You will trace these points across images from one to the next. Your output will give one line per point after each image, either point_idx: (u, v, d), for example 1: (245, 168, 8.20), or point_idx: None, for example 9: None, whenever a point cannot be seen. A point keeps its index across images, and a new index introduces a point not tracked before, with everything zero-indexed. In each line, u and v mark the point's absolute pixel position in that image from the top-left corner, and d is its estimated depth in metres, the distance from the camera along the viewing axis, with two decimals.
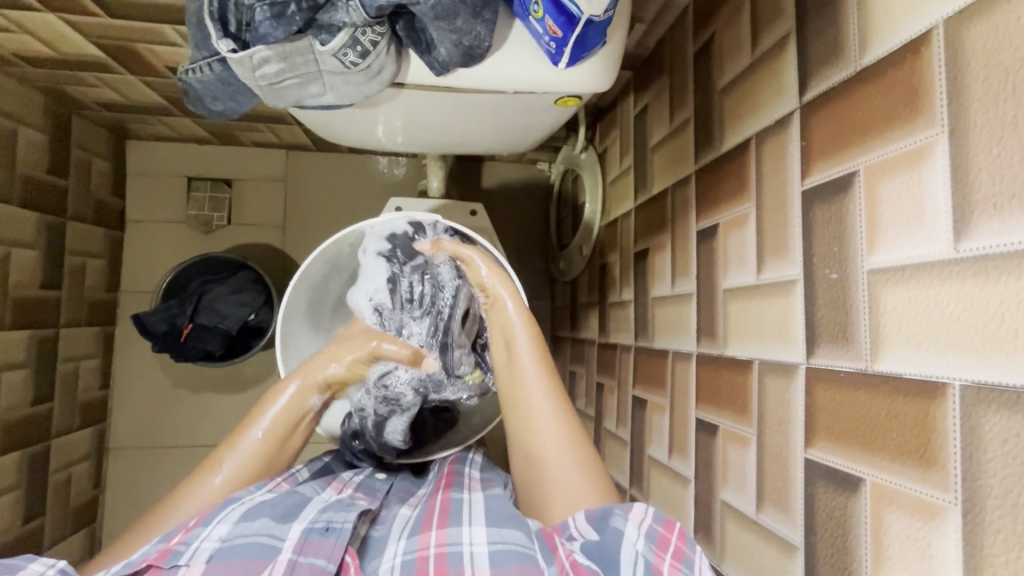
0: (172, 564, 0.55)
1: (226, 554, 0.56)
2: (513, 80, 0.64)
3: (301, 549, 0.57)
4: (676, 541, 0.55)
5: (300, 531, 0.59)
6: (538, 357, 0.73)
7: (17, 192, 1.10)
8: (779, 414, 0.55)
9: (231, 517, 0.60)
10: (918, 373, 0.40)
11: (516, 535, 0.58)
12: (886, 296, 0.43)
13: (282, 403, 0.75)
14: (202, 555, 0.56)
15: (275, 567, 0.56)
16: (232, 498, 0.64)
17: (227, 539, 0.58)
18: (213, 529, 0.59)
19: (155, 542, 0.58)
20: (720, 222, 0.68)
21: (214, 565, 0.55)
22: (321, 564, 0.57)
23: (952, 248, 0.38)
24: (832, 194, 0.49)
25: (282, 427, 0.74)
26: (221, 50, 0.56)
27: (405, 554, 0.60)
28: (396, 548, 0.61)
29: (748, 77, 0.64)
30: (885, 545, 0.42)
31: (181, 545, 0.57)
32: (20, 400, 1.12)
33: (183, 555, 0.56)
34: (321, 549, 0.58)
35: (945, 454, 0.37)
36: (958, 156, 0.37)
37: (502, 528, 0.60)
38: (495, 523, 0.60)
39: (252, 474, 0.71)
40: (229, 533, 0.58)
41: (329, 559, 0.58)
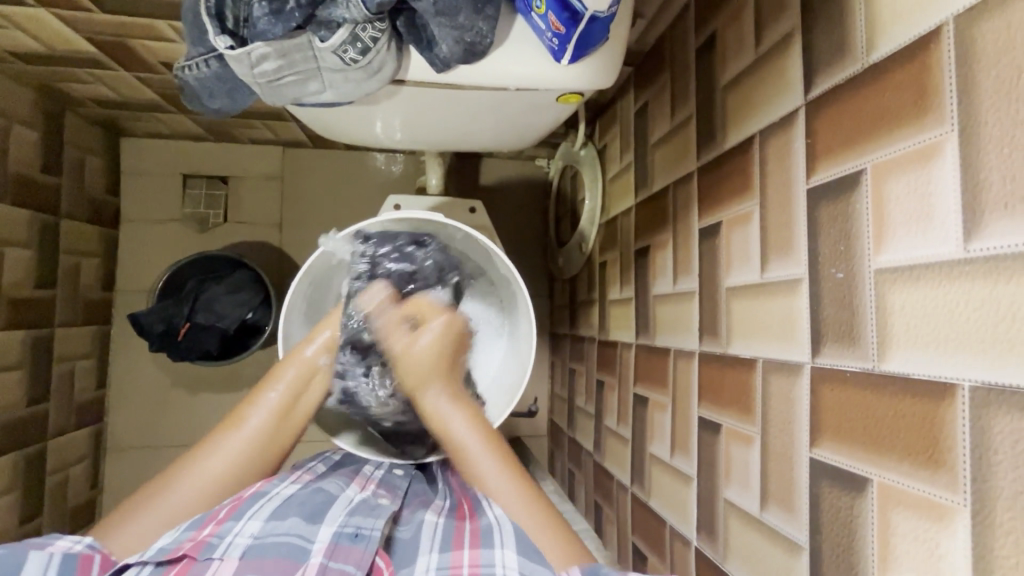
0: (207, 556, 0.54)
1: (258, 553, 0.55)
2: (514, 77, 0.63)
3: (332, 553, 0.57)
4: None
5: (331, 534, 0.59)
6: (475, 428, 0.70)
7: (11, 190, 1.09)
8: (783, 414, 0.55)
9: (262, 514, 0.60)
10: (927, 374, 0.39)
11: (545, 572, 0.55)
12: (893, 296, 0.43)
13: (296, 365, 0.75)
14: (235, 550, 0.55)
15: (307, 569, 0.54)
16: (260, 492, 0.64)
17: (259, 536, 0.57)
18: (246, 524, 0.59)
19: (187, 531, 0.58)
20: (723, 220, 0.67)
21: (248, 562, 0.54)
22: (351, 571, 0.56)
23: (961, 248, 0.37)
24: (838, 193, 0.49)
25: (298, 384, 0.75)
26: (219, 47, 0.55)
27: (437, 569, 0.58)
28: (427, 561, 0.60)
29: (752, 74, 0.63)
30: (891, 546, 0.42)
31: (213, 538, 0.56)
32: (16, 401, 1.11)
33: (216, 549, 0.55)
34: (351, 556, 0.57)
35: (954, 456, 0.37)
36: (968, 155, 0.37)
37: (532, 563, 0.56)
38: (526, 554, 0.57)
39: (272, 432, 0.71)
40: (260, 530, 0.58)
41: (358, 566, 0.57)
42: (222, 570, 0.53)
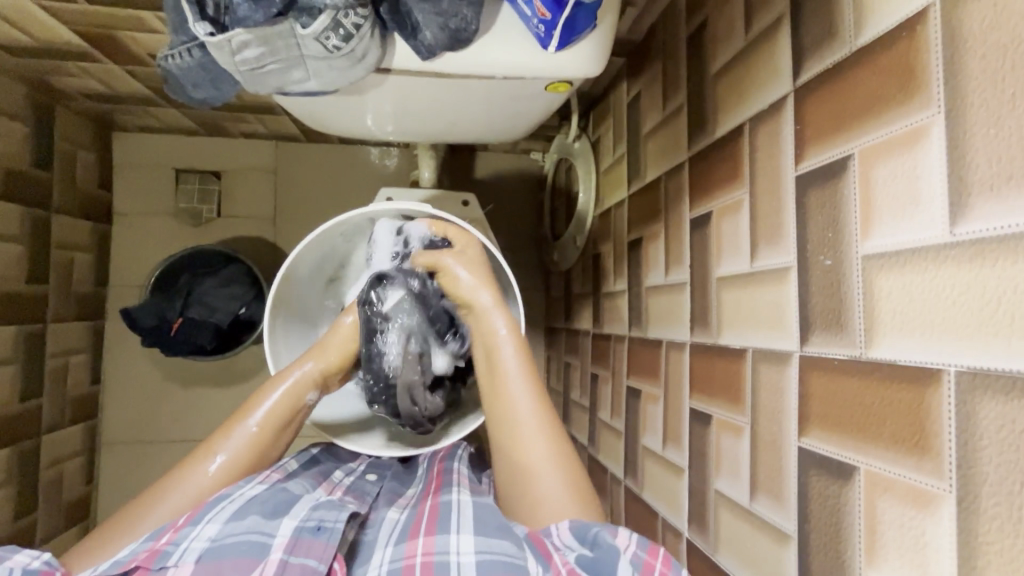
0: (161, 566, 0.54)
1: (215, 555, 0.55)
2: (501, 65, 0.63)
3: (293, 548, 0.56)
4: (661, 567, 0.52)
5: (293, 528, 0.58)
6: (518, 358, 0.72)
7: (1, 185, 1.08)
8: (773, 403, 0.54)
9: (221, 516, 0.59)
10: (913, 360, 0.39)
11: (503, 544, 0.56)
12: (881, 282, 0.42)
13: (275, 398, 0.73)
14: (190, 555, 0.55)
15: (266, 566, 0.54)
16: (221, 495, 0.63)
17: (215, 539, 0.57)
18: (202, 528, 0.58)
19: (144, 542, 0.58)
20: (714, 210, 0.67)
21: (204, 565, 0.54)
22: (312, 565, 0.55)
23: (948, 232, 0.37)
24: (826, 179, 0.48)
25: (278, 413, 0.72)
26: (199, 33, 0.55)
27: (391, 562, 0.57)
28: (382, 554, 0.60)
29: (742, 61, 0.63)
30: (878, 534, 0.42)
31: (169, 546, 0.56)
32: (8, 397, 1.11)
33: (171, 556, 0.55)
34: (313, 550, 0.57)
35: (940, 442, 0.37)
36: (955, 137, 0.36)
37: (492, 538, 0.57)
38: (484, 532, 0.58)
39: (245, 468, 0.70)
40: (218, 533, 0.57)
41: (320, 561, 0.56)
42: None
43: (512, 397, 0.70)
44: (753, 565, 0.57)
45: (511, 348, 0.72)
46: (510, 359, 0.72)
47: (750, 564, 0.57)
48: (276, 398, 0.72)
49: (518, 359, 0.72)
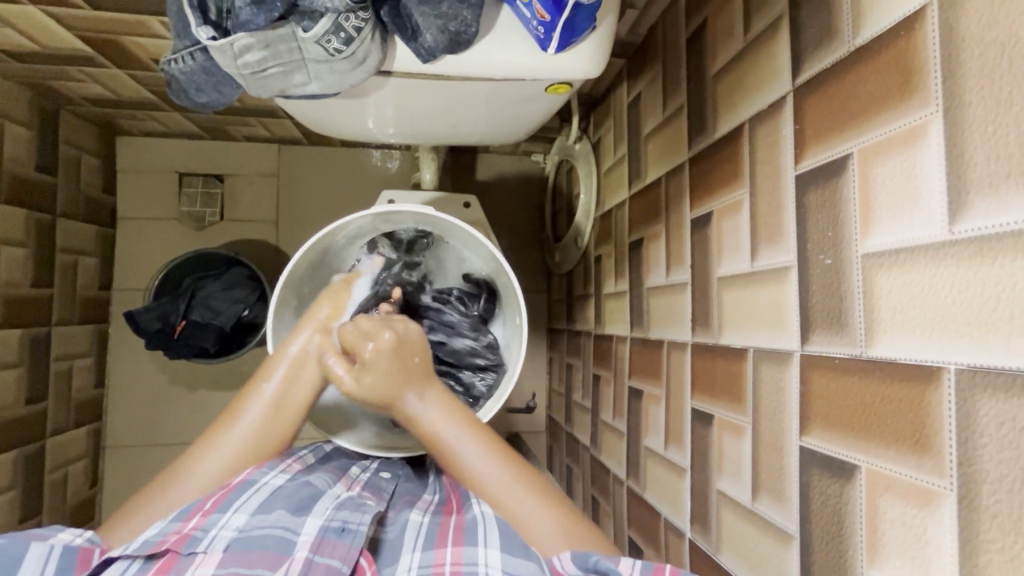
0: (191, 551, 0.54)
1: (244, 545, 0.55)
2: (501, 67, 0.63)
3: (318, 548, 0.55)
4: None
5: (318, 527, 0.57)
6: (439, 406, 0.64)
7: (6, 188, 1.09)
8: (774, 402, 0.54)
9: (248, 506, 0.60)
10: (912, 358, 0.39)
11: (531, 565, 0.54)
12: (880, 281, 0.42)
13: (288, 356, 0.71)
14: (219, 543, 0.55)
15: (293, 563, 0.54)
16: (249, 481, 0.64)
17: (244, 529, 0.57)
18: (231, 517, 0.58)
19: (172, 523, 0.58)
20: (714, 210, 0.67)
21: (231, 555, 0.54)
22: (336, 565, 0.55)
23: (946, 230, 0.37)
24: (825, 178, 0.48)
25: (293, 373, 0.71)
26: (202, 37, 0.55)
27: (419, 569, 0.57)
28: (409, 560, 0.59)
29: (741, 62, 0.63)
30: (880, 533, 0.42)
31: (198, 531, 0.56)
32: (13, 400, 1.12)
33: (200, 542, 0.55)
34: (337, 550, 0.56)
35: (940, 441, 0.37)
36: (953, 135, 0.37)
37: (519, 557, 0.55)
38: (510, 548, 0.56)
39: (267, 426, 0.68)
40: (245, 524, 0.58)
41: (344, 561, 0.56)
42: (205, 562, 0.53)
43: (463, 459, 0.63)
44: (755, 565, 0.56)
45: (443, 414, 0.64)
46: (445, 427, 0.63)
47: (753, 564, 0.57)
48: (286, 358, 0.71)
49: (454, 421, 0.64)
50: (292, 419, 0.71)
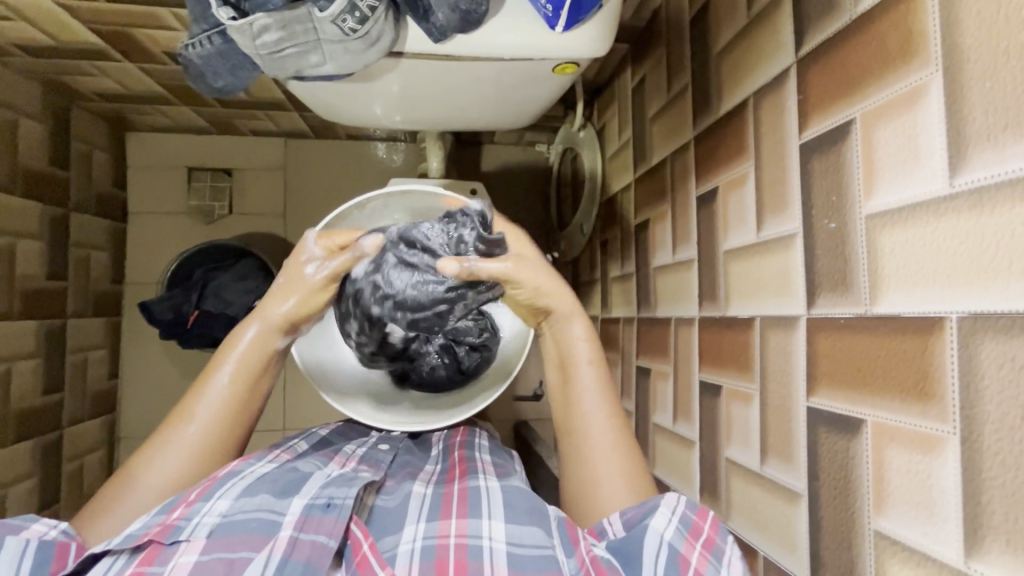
0: (175, 540, 0.54)
1: (227, 530, 0.55)
2: (509, 47, 0.65)
3: (303, 526, 0.56)
4: (708, 531, 0.53)
5: (302, 506, 0.59)
6: (590, 352, 0.70)
7: (20, 181, 1.11)
8: (781, 367, 0.56)
9: (232, 492, 0.60)
10: (915, 310, 0.41)
11: (535, 534, 0.56)
12: (884, 239, 0.44)
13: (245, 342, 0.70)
14: (202, 530, 0.55)
15: (277, 542, 0.55)
16: (232, 472, 0.64)
17: (228, 514, 0.57)
18: (213, 504, 0.58)
19: (155, 517, 0.57)
20: (720, 184, 0.68)
21: (216, 540, 0.54)
22: (322, 541, 0.56)
23: (948, 184, 0.38)
24: (829, 144, 0.49)
25: (251, 360, 0.70)
26: (222, 18, 0.56)
27: (424, 539, 0.57)
28: (413, 530, 0.58)
29: (744, 38, 0.64)
30: (886, 481, 0.43)
31: (181, 520, 0.55)
32: (32, 389, 1.14)
33: (183, 531, 0.55)
34: (323, 526, 0.57)
35: (943, 387, 0.38)
36: (953, 93, 0.38)
37: (521, 526, 0.57)
38: (514, 520, 0.57)
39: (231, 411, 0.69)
40: (229, 509, 0.58)
41: (331, 535, 0.57)
42: (188, 551, 0.53)
43: (587, 405, 0.67)
44: (765, 527, 0.58)
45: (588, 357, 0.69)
46: (587, 370, 0.69)
47: (762, 527, 0.58)
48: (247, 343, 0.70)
49: (595, 369, 0.69)
50: (251, 412, 0.71)
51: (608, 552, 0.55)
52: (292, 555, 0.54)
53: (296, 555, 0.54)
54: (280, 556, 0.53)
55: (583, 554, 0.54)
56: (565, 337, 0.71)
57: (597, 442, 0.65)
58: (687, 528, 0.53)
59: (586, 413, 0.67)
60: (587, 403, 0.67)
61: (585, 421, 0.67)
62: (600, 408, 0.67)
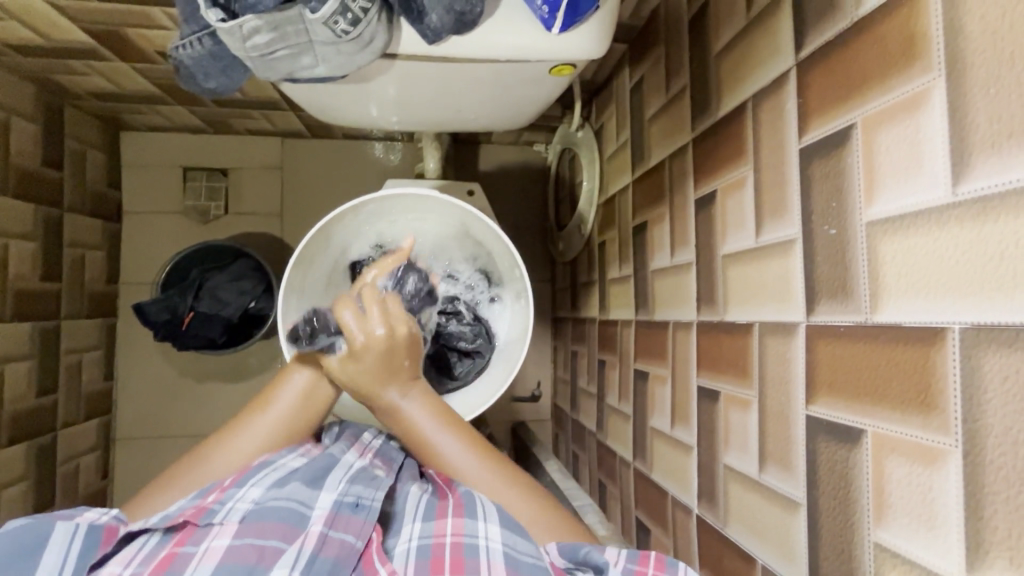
0: (208, 522, 0.54)
1: (257, 516, 0.55)
2: (505, 48, 0.64)
3: (332, 522, 0.55)
4: (653, 573, 0.53)
5: (332, 502, 0.57)
6: (430, 407, 0.63)
7: (13, 182, 1.10)
8: (779, 373, 0.55)
9: (265, 480, 0.59)
10: (917, 320, 0.40)
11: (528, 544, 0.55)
12: (885, 247, 0.43)
13: (295, 388, 0.69)
14: (235, 515, 0.55)
15: (307, 538, 0.53)
16: (267, 461, 0.63)
17: (259, 501, 0.57)
18: (247, 490, 0.58)
19: (192, 501, 0.58)
20: (718, 188, 0.67)
21: (247, 526, 0.53)
22: (350, 541, 0.55)
23: (950, 192, 0.38)
24: (829, 149, 0.49)
25: (297, 405, 0.69)
26: (211, 19, 0.56)
27: (420, 540, 0.57)
28: (410, 530, 0.59)
29: (743, 39, 0.63)
30: (886, 493, 0.42)
31: (216, 504, 0.56)
32: (25, 392, 1.13)
33: (216, 514, 0.55)
34: (351, 526, 0.56)
35: (945, 399, 0.37)
36: (956, 99, 0.37)
37: (519, 534, 0.56)
38: (513, 521, 0.57)
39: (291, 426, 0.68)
40: (262, 496, 0.57)
41: (358, 536, 0.55)
42: (221, 534, 0.53)
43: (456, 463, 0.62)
44: (763, 535, 0.57)
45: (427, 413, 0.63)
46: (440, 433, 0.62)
47: (761, 535, 0.58)
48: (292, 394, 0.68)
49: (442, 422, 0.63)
50: (300, 441, 0.70)
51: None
52: (321, 551, 0.53)
53: (325, 552, 0.53)
54: (310, 551, 0.52)
55: None
56: (397, 413, 0.62)
57: (479, 493, 0.62)
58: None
59: (459, 473, 0.62)
60: (454, 461, 0.62)
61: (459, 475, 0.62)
62: (468, 463, 0.62)
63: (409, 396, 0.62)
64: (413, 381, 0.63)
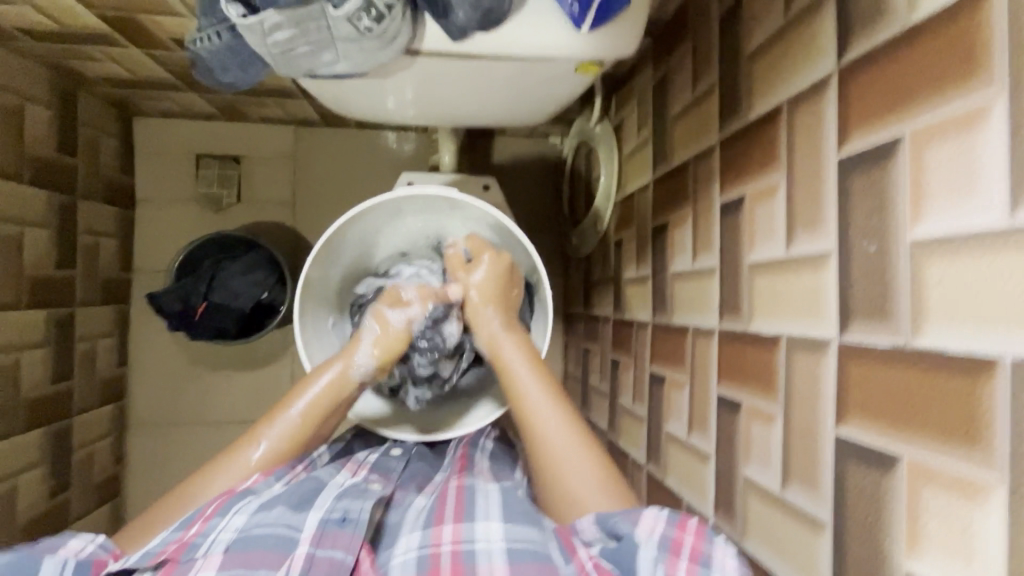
0: (190, 557, 0.54)
1: (244, 545, 0.54)
2: (532, 47, 0.62)
3: (319, 541, 0.56)
4: (691, 541, 0.50)
5: (318, 521, 0.57)
6: (521, 351, 0.74)
7: (28, 169, 1.09)
8: (808, 389, 0.53)
9: (249, 506, 0.59)
10: (963, 349, 0.38)
11: (531, 532, 0.56)
12: (930, 269, 0.41)
13: (316, 387, 0.72)
14: (219, 546, 0.55)
15: (294, 560, 0.54)
16: (248, 490, 0.63)
17: (244, 529, 0.56)
18: (231, 519, 0.58)
19: (173, 534, 0.58)
20: (747, 193, 0.66)
21: (233, 556, 0.53)
22: (339, 558, 0.55)
23: (1008, 216, 0.36)
24: (872, 163, 0.47)
25: (317, 405, 0.71)
26: (231, 15, 0.54)
27: (419, 549, 0.57)
28: (409, 540, 0.59)
29: (780, 40, 0.61)
30: (920, 522, 0.41)
31: (198, 537, 0.56)
32: (41, 378, 1.14)
33: (200, 548, 0.55)
34: (339, 541, 0.56)
35: (992, 433, 0.36)
36: (1020, 118, 0.35)
37: (518, 526, 0.57)
38: (510, 519, 0.58)
39: (283, 454, 0.69)
40: (246, 523, 0.57)
41: (348, 551, 0.56)
42: (205, 567, 0.53)
43: (553, 436, 0.66)
44: (784, 552, 0.56)
45: (542, 393, 0.69)
46: (541, 401, 0.69)
47: (781, 552, 0.57)
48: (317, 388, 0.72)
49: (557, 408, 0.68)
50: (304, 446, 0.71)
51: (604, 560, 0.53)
52: (310, 572, 0.53)
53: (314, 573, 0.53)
54: None
55: (584, 560, 0.52)
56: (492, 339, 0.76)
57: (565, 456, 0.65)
58: (665, 546, 0.51)
59: (548, 432, 0.67)
60: (532, 399, 0.69)
61: (546, 445, 0.66)
62: (560, 425, 0.67)
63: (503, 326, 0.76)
64: (525, 348, 0.74)
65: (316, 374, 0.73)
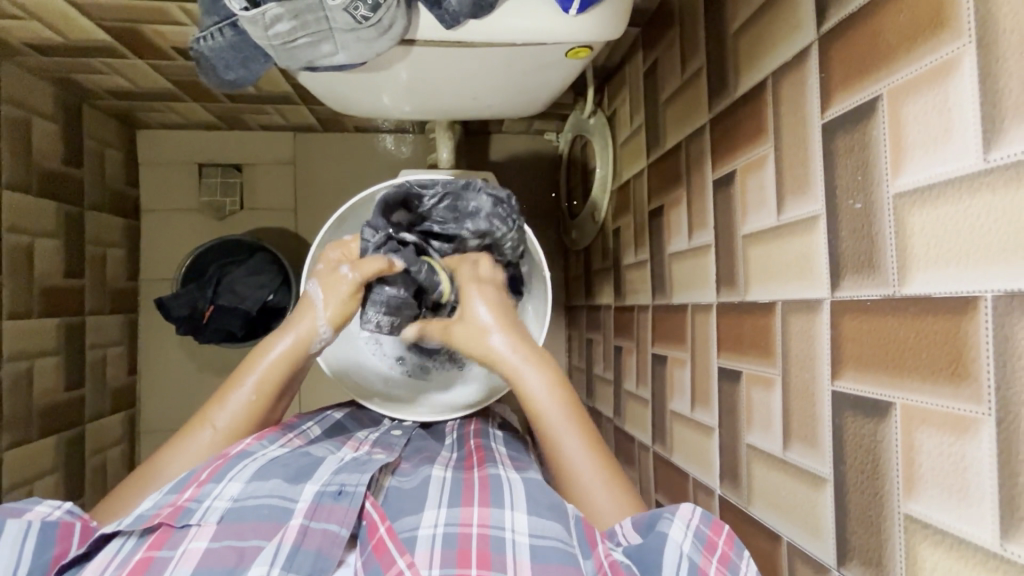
0: (185, 524, 0.54)
1: (238, 516, 0.56)
2: (522, 32, 0.64)
3: (314, 514, 0.56)
4: (723, 545, 0.52)
5: (314, 493, 0.58)
6: (545, 384, 0.67)
7: (36, 181, 1.11)
8: (804, 350, 0.55)
9: (243, 475, 0.60)
10: (946, 291, 0.40)
11: (557, 528, 0.55)
12: (913, 218, 0.43)
13: (270, 357, 0.71)
14: (213, 515, 0.55)
15: (287, 532, 0.54)
16: (244, 453, 0.64)
17: (238, 499, 0.57)
18: (225, 487, 0.59)
19: (167, 497, 0.58)
20: (737, 167, 0.67)
21: (227, 527, 0.54)
22: (334, 530, 0.55)
23: (981, 159, 0.37)
24: (854, 123, 0.48)
25: (271, 376, 0.71)
26: (234, 8, 0.57)
27: (446, 526, 0.56)
28: (435, 516, 0.58)
29: (762, 16, 0.63)
30: (917, 465, 0.43)
31: (191, 503, 0.56)
32: (53, 386, 1.16)
33: (194, 514, 0.55)
34: (335, 514, 0.57)
35: (979, 366, 0.37)
36: (988, 65, 0.37)
37: (543, 519, 0.56)
38: (536, 513, 0.57)
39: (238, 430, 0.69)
40: (240, 492, 0.58)
41: (342, 524, 0.56)
42: (198, 536, 0.53)
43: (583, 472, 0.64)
44: (789, 513, 0.57)
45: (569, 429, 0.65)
46: (568, 438, 0.65)
47: (786, 514, 0.58)
48: (271, 360, 0.71)
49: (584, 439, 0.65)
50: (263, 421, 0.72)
51: (626, 558, 0.53)
52: (304, 543, 0.54)
53: (308, 544, 0.54)
54: (291, 545, 0.53)
55: (601, 557, 0.52)
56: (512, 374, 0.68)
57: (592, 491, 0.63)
58: (701, 544, 0.52)
59: (576, 471, 0.64)
60: (559, 437, 0.66)
61: (576, 482, 0.64)
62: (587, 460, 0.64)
63: (507, 346, 0.69)
64: (544, 371, 0.68)
65: (269, 344, 0.72)
